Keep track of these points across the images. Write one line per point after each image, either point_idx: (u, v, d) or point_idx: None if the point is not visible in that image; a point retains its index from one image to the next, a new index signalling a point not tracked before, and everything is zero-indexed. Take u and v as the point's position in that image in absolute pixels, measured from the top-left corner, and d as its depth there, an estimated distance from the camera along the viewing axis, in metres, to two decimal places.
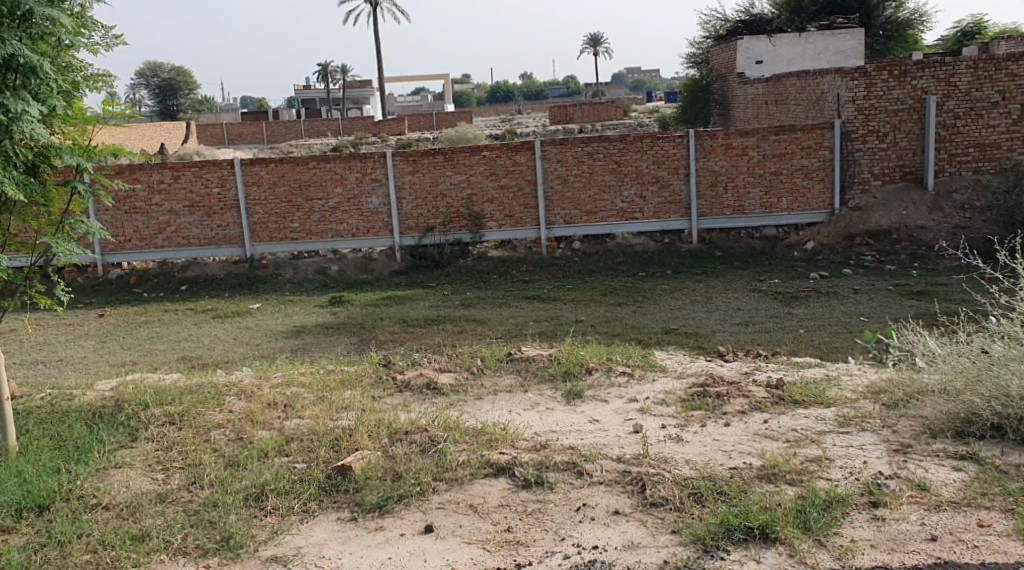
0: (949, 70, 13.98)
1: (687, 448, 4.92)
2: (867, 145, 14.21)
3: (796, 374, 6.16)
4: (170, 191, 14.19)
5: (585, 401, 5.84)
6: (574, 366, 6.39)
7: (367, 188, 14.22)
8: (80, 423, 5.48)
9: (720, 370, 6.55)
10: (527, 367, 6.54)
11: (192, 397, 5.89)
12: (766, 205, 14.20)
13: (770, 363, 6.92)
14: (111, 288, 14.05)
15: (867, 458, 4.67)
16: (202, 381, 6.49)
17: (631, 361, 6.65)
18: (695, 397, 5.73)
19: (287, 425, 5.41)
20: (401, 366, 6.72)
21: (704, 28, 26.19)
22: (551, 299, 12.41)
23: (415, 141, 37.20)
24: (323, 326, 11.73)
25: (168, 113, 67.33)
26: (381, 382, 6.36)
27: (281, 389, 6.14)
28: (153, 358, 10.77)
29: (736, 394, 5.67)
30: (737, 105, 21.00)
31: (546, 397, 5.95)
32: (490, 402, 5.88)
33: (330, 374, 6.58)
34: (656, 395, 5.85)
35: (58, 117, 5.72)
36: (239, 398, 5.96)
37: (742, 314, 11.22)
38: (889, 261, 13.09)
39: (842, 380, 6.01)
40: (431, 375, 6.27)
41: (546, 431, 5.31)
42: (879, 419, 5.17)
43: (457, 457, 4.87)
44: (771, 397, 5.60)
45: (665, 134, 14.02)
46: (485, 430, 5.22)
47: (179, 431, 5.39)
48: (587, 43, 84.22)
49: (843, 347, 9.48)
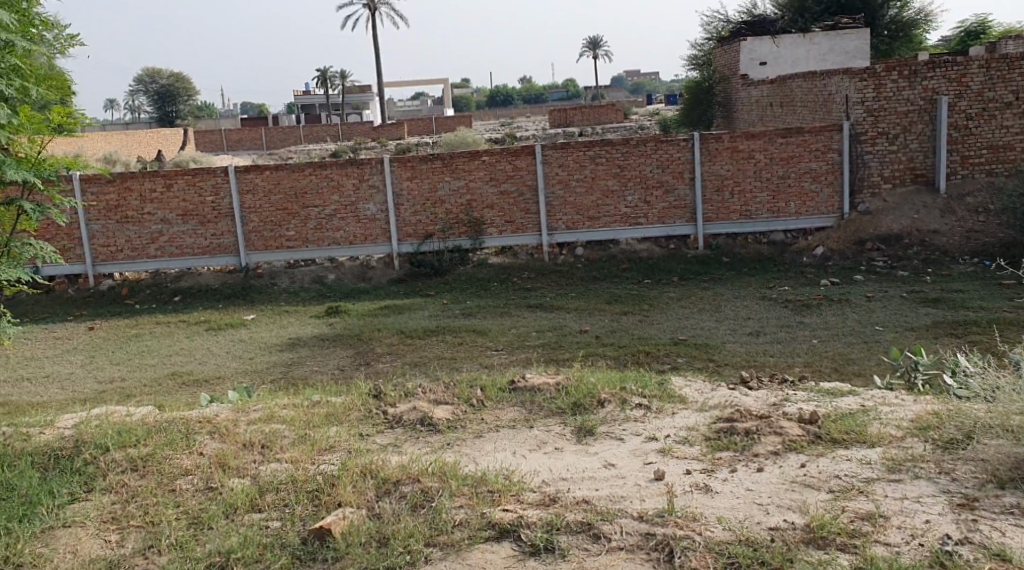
0: (960, 70, 13.59)
1: (717, 502, 4.49)
2: (876, 148, 13.76)
3: (831, 405, 5.72)
4: (163, 199, 13.78)
5: (598, 439, 5.41)
6: (584, 397, 5.95)
7: (364, 194, 13.80)
8: (32, 469, 5.08)
9: (743, 400, 6.10)
10: (531, 399, 6.11)
11: (162, 435, 5.47)
12: (773, 209, 13.77)
13: (797, 389, 6.48)
14: (102, 299, 13.63)
15: (929, 517, 4.22)
16: (172, 414, 6.06)
17: (646, 391, 6.18)
18: (721, 434, 5.30)
19: (262, 472, 5.00)
20: (393, 396, 6.28)
21: (706, 30, 25.85)
22: (555, 308, 11.97)
23: (415, 145, 36.79)
24: (317, 337, 11.31)
25: (167, 119, 66.96)
26: (369, 417, 5.93)
27: (259, 426, 5.71)
28: (143, 374, 10.35)
29: (767, 431, 5.23)
30: (742, 107, 20.64)
31: (553, 434, 5.52)
32: (494, 441, 5.46)
33: (315, 407, 6.14)
34: (676, 433, 5.41)
35: (1, 128, 5.69)
36: (211, 436, 5.54)
37: (754, 324, 10.78)
38: (903, 266, 12.64)
39: (881, 412, 5.54)
40: (426, 409, 5.85)
41: (557, 479, 4.88)
42: (933, 463, 4.71)
43: (454, 516, 4.42)
44: (806, 435, 5.17)
45: (670, 137, 13.60)
46: (486, 479, 4.79)
47: (141, 480, 4.98)
48: (587, 45, 83.99)
49: (861, 362, 9.05)
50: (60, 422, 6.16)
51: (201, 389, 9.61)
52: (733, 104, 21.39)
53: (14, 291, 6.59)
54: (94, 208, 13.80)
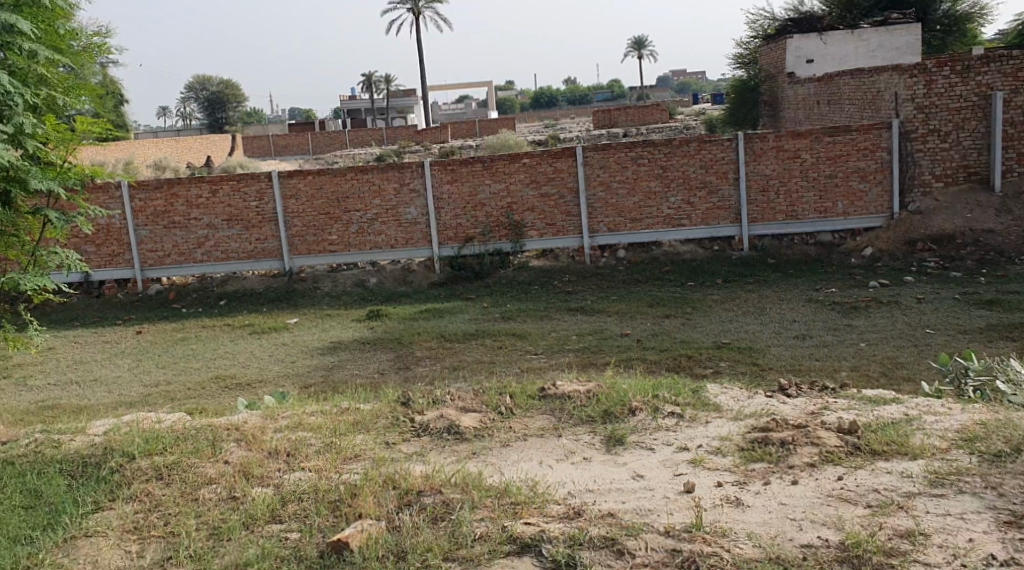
0: (1016, 65, 13.19)
1: (748, 516, 4.36)
2: (927, 146, 13.43)
3: (871, 414, 5.54)
4: (208, 205, 13.95)
5: (628, 449, 5.31)
6: (615, 405, 5.84)
7: (405, 198, 13.82)
8: (60, 477, 5.13)
9: (780, 407, 5.94)
10: (562, 406, 6.03)
11: (188, 443, 5.50)
12: (820, 210, 13.49)
13: (839, 396, 6.28)
14: (150, 303, 13.84)
15: (973, 535, 4.04)
16: (203, 422, 6.09)
17: (681, 399, 6.05)
18: (755, 445, 5.16)
19: (286, 481, 4.99)
20: (421, 403, 6.24)
21: (751, 28, 25.51)
22: (595, 311, 11.85)
23: (459, 148, 36.88)
24: (359, 341, 11.33)
25: (216, 125, 68.10)
26: (396, 424, 5.90)
27: (286, 434, 5.71)
28: (187, 377, 10.47)
29: (804, 442, 5.08)
30: (788, 106, 20.31)
31: (582, 443, 5.43)
32: (520, 451, 5.38)
33: (345, 415, 6.12)
34: (708, 443, 5.28)
35: (28, 138, 5.89)
36: (237, 443, 5.55)
37: (798, 327, 10.55)
38: (954, 267, 12.28)
39: (925, 421, 5.34)
40: (454, 418, 5.80)
41: (583, 491, 4.79)
42: (979, 477, 4.52)
43: (474, 529, 4.36)
44: (844, 447, 5.00)
45: (713, 137, 13.41)
46: (509, 490, 4.73)
47: (165, 488, 5.01)
48: (633, 45, 83.54)
49: (910, 367, 8.80)
50: (94, 429, 6.23)
51: (244, 392, 9.68)
52: (779, 103, 21.06)
53: (39, 299, 6.78)
54: (142, 214, 14.02)
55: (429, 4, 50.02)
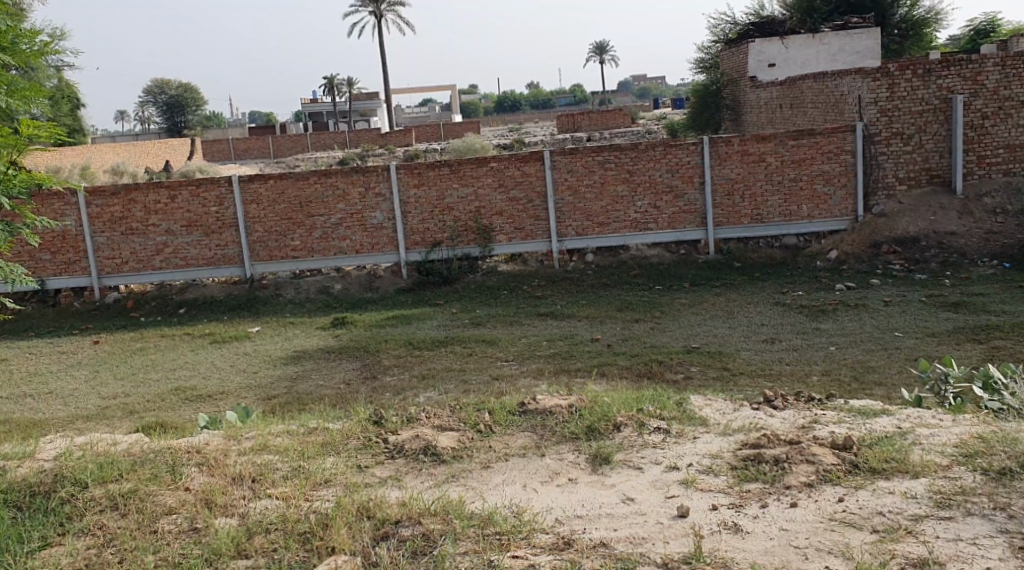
0: (975, 68, 13.29)
1: (748, 544, 4.23)
2: (890, 148, 13.46)
3: (863, 428, 5.43)
4: (167, 211, 13.56)
5: (615, 468, 5.14)
6: (599, 420, 5.69)
7: (370, 203, 13.56)
8: (5, 509, 4.84)
9: (768, 421, 5.82)
10: (543, 422, 5.85)
11: (146, 469, 5.24)
12: (786, 213, 13.47)
13: (824, 406, 6.17)
14: (107, 312, 13.41)
15: (988, 564, 3.93)
16: (161, 443, 5.81)
17: (665, 412, 5.90)
18: (748, 463, 5.02)
19: (251, 511, 4.76)
20: (394, 422, 6.01)
21: (712, 32, 25.60)
22: (565, 316, 11.69)
23: (423, 152, 36.58)
24: (324, 350, 11.05)
25: (175, 129, 66.94)
26: (368, 445, 5.67)
27: (250, 457, 5.45)
28: (146, 389, 10.10)
29: (799, 459, 4.94)
30: (751, 109, 20.36)
31: (567, 463, 5.26)
32: (500, 473, 5.20)
33: (313, 435, 5.88)
34: (699, 461, 5.13)
35: None
36: (199, 468, 5.30)
37: (768, 330, 10.47)
38: (920, 270, 12.30)
39: (920, 435, 5.25)
40: (430, 437, 5.58)
41: (571, 517, 4.63)
42: (987, 497, 4.42)
43: (458, 564, 4.17)
44: (842, 465, 4.87)
45: (679, 141, 13.34)
46: (493, 519, 4.55)
47: (121, 520, 4.75)
48: (594, 50, 83.90)
49: (882, 370, 8.75)
50: (43, 452, 5.90)
51: (206, 404, 9.36)
52: (742, 106, 21.11)
53: None
54: (98, 221, 13.60)
55: (391, 8, 49.64)
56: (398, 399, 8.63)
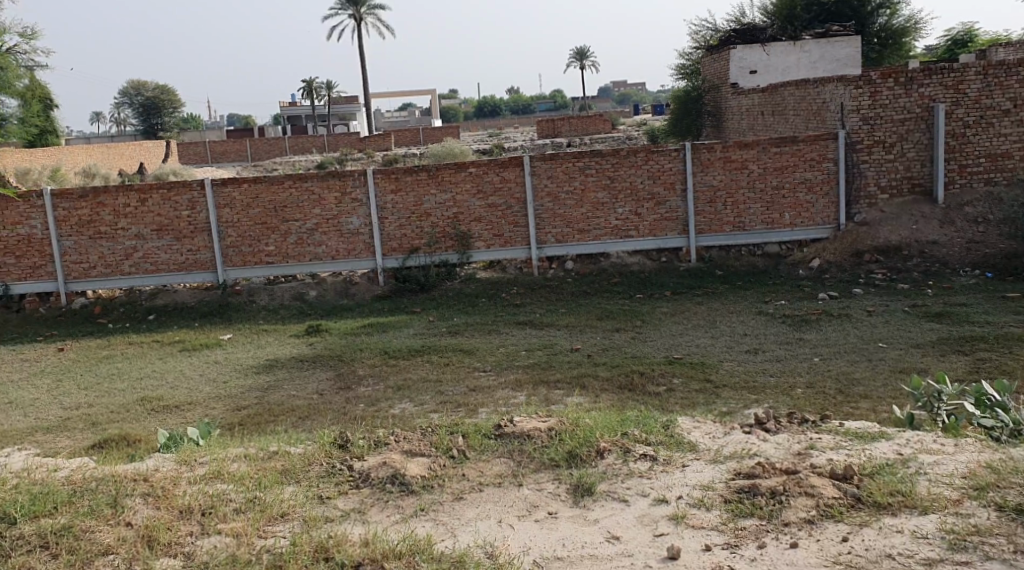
0: (957, 77, 13.16)
1: None
2: (872, 157, 13.30)
3: (863, 454, 5.22)
4: (137, 214, 13.17)
5: (598, 502, 4.93)
6: (580, 446, 5.45)
7: (347, 207, 13.26)
8: None
9: (762, 445, 5.58)
10: (520, 447, 5.60)
11: (84, 501, 4.96)
12: (768, 221, 13.29)
13: (816, 428, 5.93)
14: (74, 319, 13.00)
15: None
16: (108, 469, 5.52)
17: (653, 436, 5.65)
18: (742, 495, 4.80)
19: (198, 550, 4.52)
20: (361, 447, 5.72)
21: (693, 39, 25.50)
22: (545, 325, 11.43)
23: (401, 157, 36.19)
24: (297, 358, 10.70)
25: (151, 131, 66.14)
26: (330, 473, 5.40)
27: (200, 486, 5.18)
28: (112, 399, 9.71)
29: (797, 491, 4.73)
30: (732, 116, 20.21)
31: (548, 496, 5.04)
32: (474, 506, 4.98)
33: (271, 461, 5.61)
34: (689, 493, 4.91)
35: None
36: (144, 498, 5.03)
37: (751, 341, 10.25)
38: (902, 279, 12.14)
39: (924, 462, 5.04)
40: (397, 464, 5.33)
41: (552, 559, 4.41)
42: (1004, 538, 4.23)
43: None
44: (844, 498, 4.66)
45: (661, 147, 13.11)
46: (466, 562, 4.33)
47: (53, 559, 4.48)
48: (574, 56, 83.87)
49: (866, 382, 8.52)
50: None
51: (173, 415, 8.98)
52: (723, 112, 20.96)
53: None
54: (66, 224, 13.20)
55: (370, 11, 49.25)
56: (372, 413, 8.32)
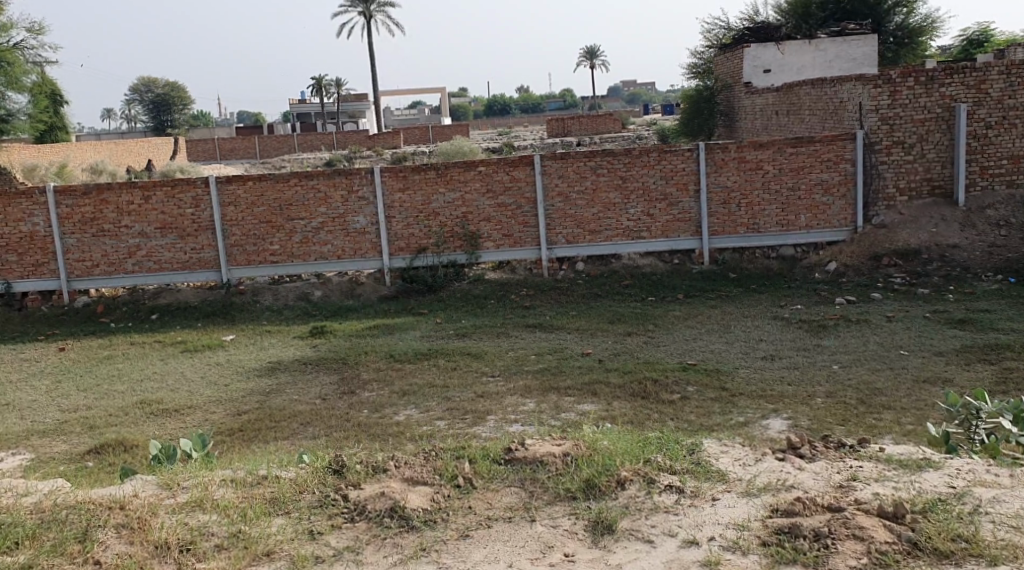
0: (980, 76, 12.76)
1: None
2: (892, 158, 12.93)
3: (913, 488, 4.93)
4: (140, 212, 12.88)
5: (622, 542, 4.64)
6: (600, 475, 5.16)
7: (353, 206, 12.94)
8: None
9: (797, 474, 5.27)
10: (530, 473, 5.33)
11: (50, 535, 4.74)
12: (784, 222, 12.92)
13: (852, 454, 5.60)
14: (75, 318, 12.68)
15: None
16: (86, 494, 5.26)
17: (678, 463, 5.37)
18: (782, 537, 4.52)
19: None
20: (357, 473, 5.46)
21: (705, 37, 25.11)
22: (555, 328, 11.09)
23: (410, 155, 35.83)
24: (300, 361, 10.37)
25: (160, 127, 65.91)
26: (323, 504, 5.15)
27: (178, 518, 4.94)
28: (112, 401, 9.38)
29: (845, 534, 4.45)
30: (746, 115, 19.82)
31: (563, 534, 4.75)
32: (481, 546, 4.69)
33: (258, 488, 5.35)
34: (721, 534, 4.62)
35: None
36: (117, 531, 4.81)
37: (767, 346, 9.89)
38: (922, 283, 11.75)
39: (980, 501, 4.73)
40: (397, 495, 5.06)
41: None
42: None
43: None
44: (898, 544, 4.38)
45: (674, 146, 12.76)
46: None
47: None
48: (585, 54, 83.44)
49: (889, 392, 8.13)
50: None
51: (172, 419, 8.59)
52: (736, 111, 20.56)
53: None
54: (68, 222, 12.91)
55: (380, 8, 48.95)
56: (376, 421, 7.99)
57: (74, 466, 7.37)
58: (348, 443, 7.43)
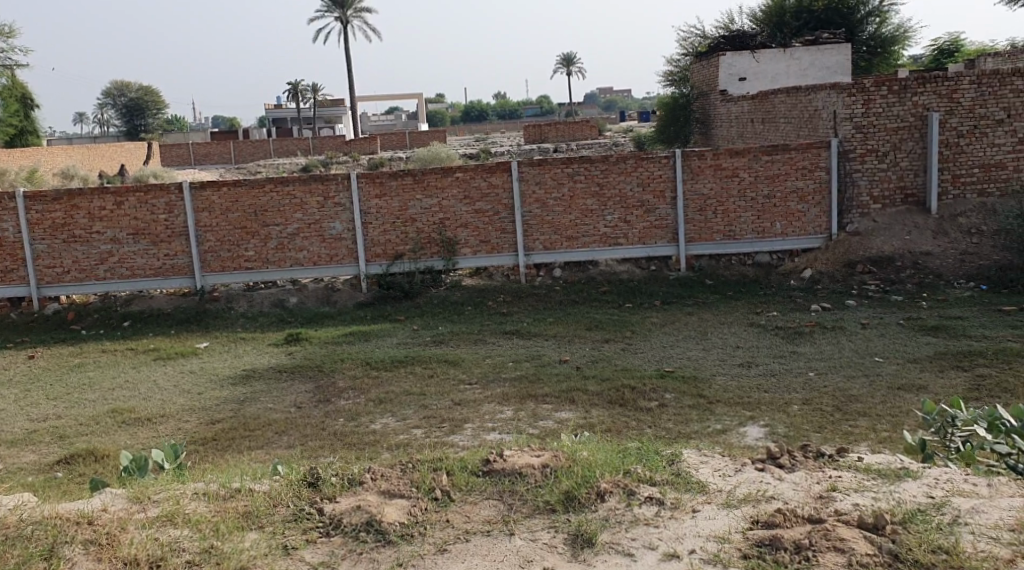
0: (951, 85, 12.90)
1: None
2: (866, 165, 13.03)
3: (892, 499, 4.94)
4: (112, 217, 12.70)
5: (603, 556, 4.61)
6: (580, 487, 5.13)
7: (329, 212, 12.84)
8: None
9: (777, 485, 5.27)
10: (509, 485, 5.30)
11: (14, 552, 4.64)
12: (759, 229, 12.98)
13: (831, 464, 5.61)
14: (45, 325, 12.47)
15: None
16: (53, 509, 5.14)
17: (657, 474, 5.35)
18: (763, 550, 4.51)
19: None
20: (333, 486, 5.39)
21: (681, 45, 25.25)
22: (532, 335, 11.06)
23: (387, 161, 35.71)
24: (275, 369, 10.27)
25: (134, 132, 65.31)
26: (298, 518, 5.08)
27: (149, 533, 4.85)
28: (82, 409, 9.23)
29: (826, 546, 4.44)
30: (721, 123, 19.92)
31: (543, 547, 4.71)
32: (459, 560, 4.64)
33: (231, 501, 5.27)
34: (702, 548, 4.60)
35: None
36: (84, 547, 4.71)
37: (743, 353, 9.91)
38: (896, 290, 11.84)
39: (959, 512, 4.74)
40: (374, 508, 5.01)
41: None
42: None
43: None
44: (879, 556, 4.38)
45: (651, 153, 12.79)
46: None
47: None
48: (562, 62, 83.75)
49: (863, 399, 8.15)
50: None
51: (144, 429, 8.46)
52: (712, 119, 20.67)
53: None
54: (39, 227, 12.72)
55: (357, 13, 48.84)
56: (352, 430, 7.91)
57: (43, 477, 7.24)
58: (323, 453, 7.35)
